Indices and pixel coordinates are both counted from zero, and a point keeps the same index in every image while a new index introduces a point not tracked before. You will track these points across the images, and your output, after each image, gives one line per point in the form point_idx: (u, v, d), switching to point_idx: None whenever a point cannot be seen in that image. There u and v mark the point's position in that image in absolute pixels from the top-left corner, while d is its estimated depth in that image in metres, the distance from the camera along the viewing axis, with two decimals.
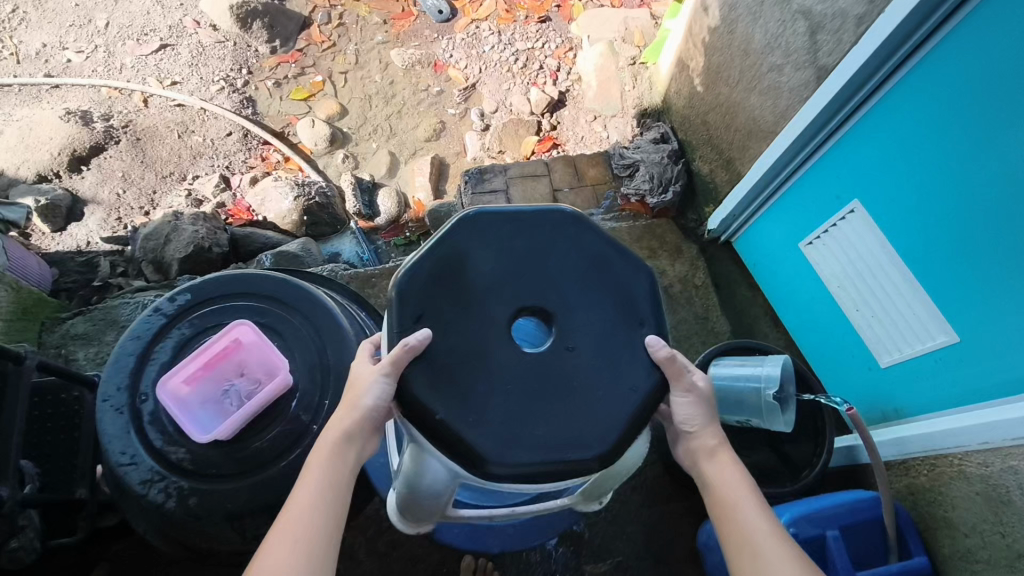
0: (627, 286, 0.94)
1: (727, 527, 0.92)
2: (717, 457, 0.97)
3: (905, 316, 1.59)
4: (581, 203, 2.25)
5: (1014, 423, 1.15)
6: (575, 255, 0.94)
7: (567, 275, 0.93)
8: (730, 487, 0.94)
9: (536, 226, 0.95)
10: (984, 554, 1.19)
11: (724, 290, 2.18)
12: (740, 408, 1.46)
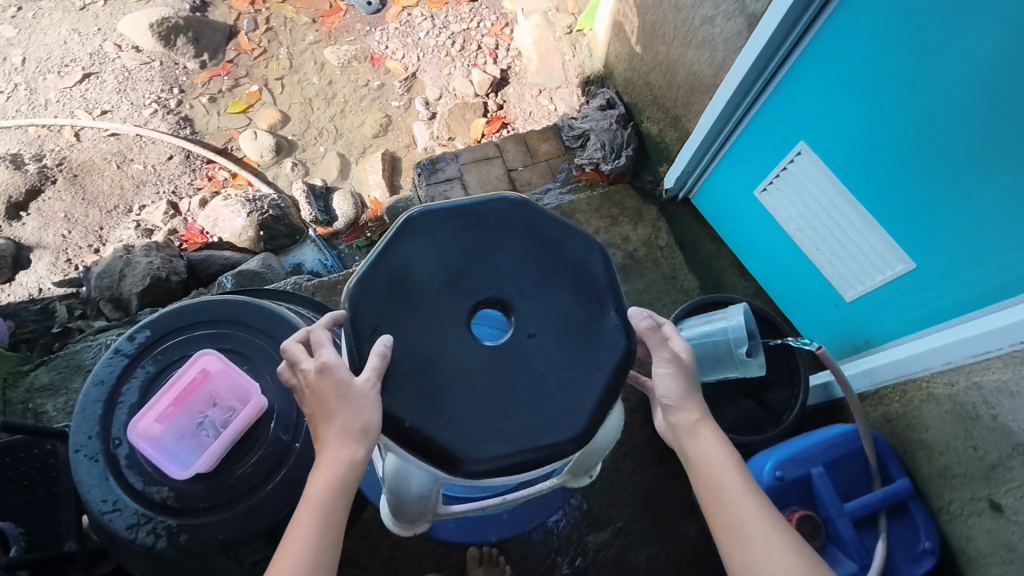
0: (581, 266, 0.95)
1: (708, 497, 0.93)
2: (698, 430, 0.97)
3: (862, 249, 1.63)
4: (537, 180, 2.24)
5: (972, 340, 1.18)
6: (523, 243, 0.94)
7: (519, 263, 0.93)
8: (713, 458, 0.95)
9: (482, 219, 0.94)
10: (960, 469, 1.26)
11: (689, 247, 2.19)
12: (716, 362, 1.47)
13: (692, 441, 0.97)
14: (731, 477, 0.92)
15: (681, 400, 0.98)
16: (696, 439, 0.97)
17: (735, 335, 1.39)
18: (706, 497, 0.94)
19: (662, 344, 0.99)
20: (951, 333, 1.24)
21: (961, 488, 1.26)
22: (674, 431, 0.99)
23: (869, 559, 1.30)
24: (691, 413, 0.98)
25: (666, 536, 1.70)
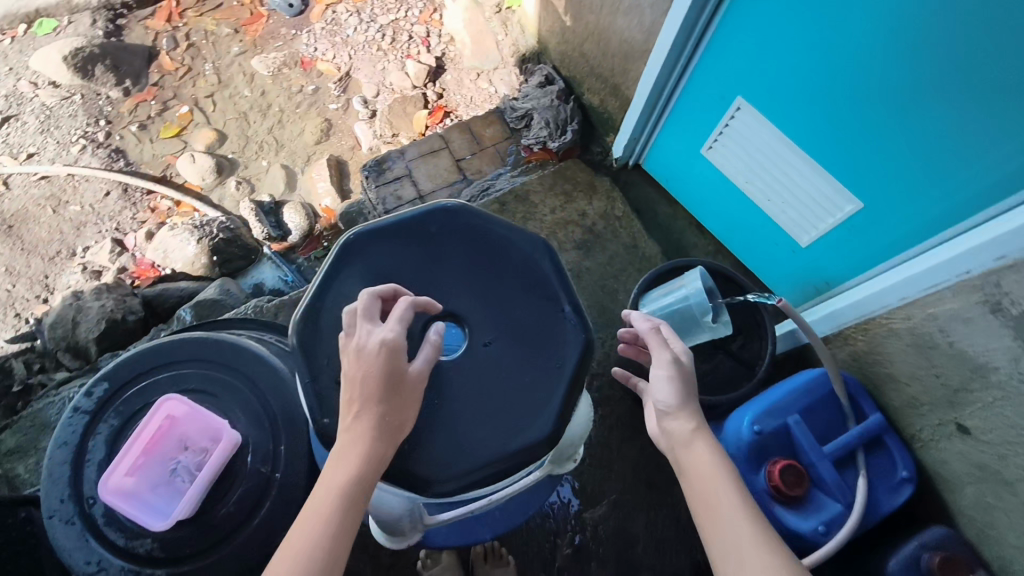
0: (523, 266, 1.07)
1: (700, 505, 0.95)
2: (695, 442, 1.01)
3: (810, 196, 1.67)
4: (487, 167, 2.21)
5: (922, 274, 1.20)
6: (461, 254, 1.06)
7: (458, 274, 1.06)
8: (706, 466, 0.97)
9: (421, 231, 1.07)
10: (926, 396, 1.30)
11: (647, 213, 2.20)
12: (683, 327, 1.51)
13: (687, 452, 1.01)
14: (722, 487, 0.95)
15: (677, 409, 1.05)
16: (691, 449, 1.01)
17: (698, 298, 1.44)
18: (697, 506, 0.96)
19: (663, 348, 1.12)
20: (904, 269, 1.26)
21: (931, 414, 1.31)
22: (671, 438, 1.04)
23: (852, 496, 1.35)
24: (686, 424, 1.03)
25: (661, 500, 1.74)
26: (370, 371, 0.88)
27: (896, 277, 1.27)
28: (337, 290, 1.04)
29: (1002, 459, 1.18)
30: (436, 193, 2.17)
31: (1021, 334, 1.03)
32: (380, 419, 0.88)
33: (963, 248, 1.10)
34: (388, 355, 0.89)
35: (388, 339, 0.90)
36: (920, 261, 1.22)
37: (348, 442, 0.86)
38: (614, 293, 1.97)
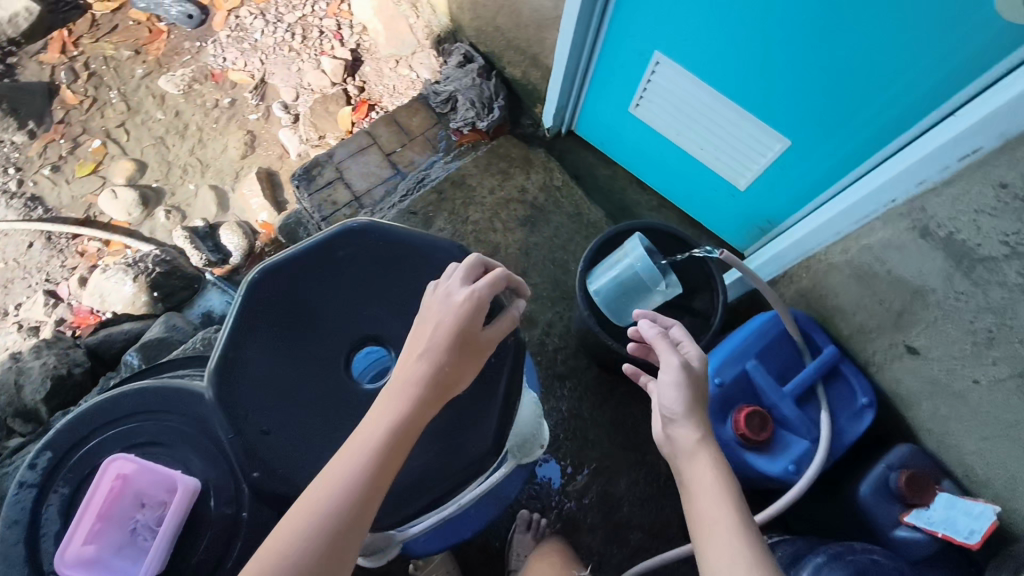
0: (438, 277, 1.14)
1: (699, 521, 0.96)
2: (699, 455, 1.02)
3: (738, 141, 1.67)
4: (419, 156, 2.16)
5: (852, 209, 1.20)
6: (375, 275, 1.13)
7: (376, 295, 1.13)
8: (708, 482, 0.98)
9: (333, 257, 1.13)
10: (874, 324, 1.32)
11: (587, 178, 2.18)
12: (632, 295, 1.51)
13: (690, 463, 1.02)
14: (718, 501, 0.96)
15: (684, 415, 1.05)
16: (696, 459, 1.01)
17: (641, 264, 1.44)
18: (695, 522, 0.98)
19: (671, 351, 1.12)
20: (836, 202, 1.26)
21: (880, 340, 1.33)
22: (675, 445, 1.05)
23: (816, 431, 1.38)
24: (693, 435, 1.04)
25: (639, 460, 1.76)
26: (447, 324, 0.98)
27: (828, 213, 1.28)
28: (251, 335, 1.07)
29: (951, 374, 1.21)
30: (372, 191, 2.11)
31: (951, 255, 1.05)
32: (430, 373, 0.96)
33: (885, 176, 1.11)
34: (470, 309, 0.98)
35: (476, 292, 0.99)
36: (849, 192, 1.22)
37: (408, 383, 0.95)
38: (564, 264, 1.96)
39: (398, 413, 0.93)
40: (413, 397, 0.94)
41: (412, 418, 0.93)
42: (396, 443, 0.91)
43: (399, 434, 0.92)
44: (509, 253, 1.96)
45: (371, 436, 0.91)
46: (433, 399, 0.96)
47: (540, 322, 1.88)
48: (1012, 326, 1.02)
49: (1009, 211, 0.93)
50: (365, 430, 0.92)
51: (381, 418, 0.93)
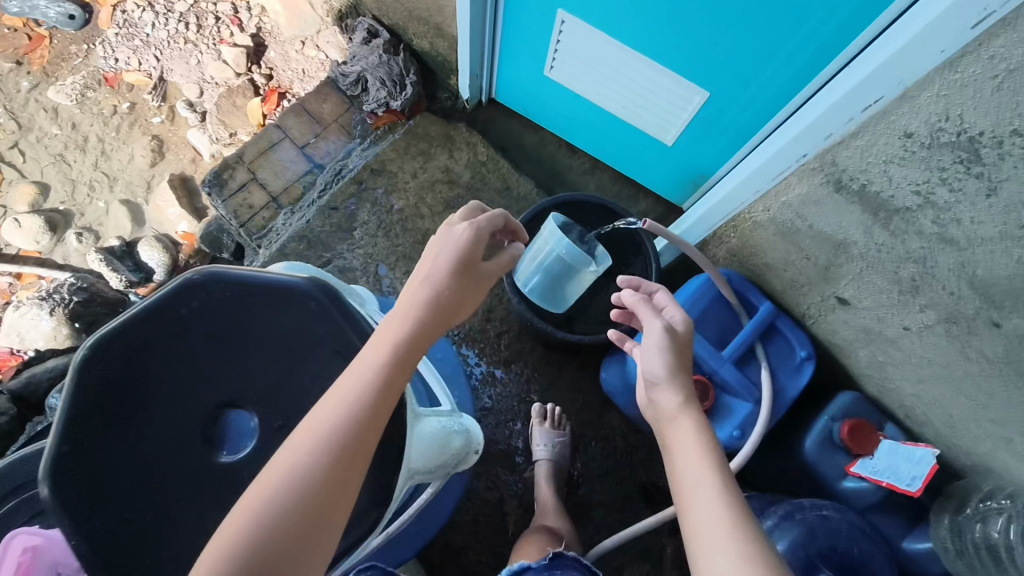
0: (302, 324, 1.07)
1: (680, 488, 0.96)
2: (677, 424, 1.03)
3: (657, 96, 1.59)
4: (335, 146, 2.05)
5: (767, 167, 1.13)
6: (229, 329, 1.05)
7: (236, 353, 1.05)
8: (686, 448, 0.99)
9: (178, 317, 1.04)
10: (803, 280, 1.28)
11: (514, 147, 2.08)
12: (563, 277, 1.44)
13: (672, 425, 1.05)
14: (694, 462, 0.96)
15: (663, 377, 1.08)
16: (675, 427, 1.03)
17: (563, 249, 1.36)
18: (678, 487, 0.98)
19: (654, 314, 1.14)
20: (753, 155, 1.19)
21: (811, 295, 1.31)
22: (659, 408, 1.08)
23: (758, 392, 1.35)
24: (674, 398, 1.06)
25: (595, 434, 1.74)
26: (446, 257, 1.01)
27: (745, 170, 1.20)
28: (100, 412, 0.99)
29: (880, 322, 1.19)
30: (289, 189, 2.00)
31: (867, 208, 0.99)
32: (432, 302, 0.98)
33: (793, 127, 1.03)
34: (469, 242, 1.02)
35: (478, 227, 1.04)
36: (765, 144, 1.15)
37: (413, 303, 0.97)
38: None
39: (402, 337, 0.94)
40: (419, 318, 0.96)
41: (417, 340, 0.95)
42: (396, 373, 0.92)
43: (402, 358, 0.93)
44: None
45: (376, 357, 0.92)
46: (436, 321, 0.98)
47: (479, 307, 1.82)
48: (933, 275, 0.99)
49: (917, 161, 0.86)
50: (369, 351, 0.93)
51: (383, 343, 0.94)
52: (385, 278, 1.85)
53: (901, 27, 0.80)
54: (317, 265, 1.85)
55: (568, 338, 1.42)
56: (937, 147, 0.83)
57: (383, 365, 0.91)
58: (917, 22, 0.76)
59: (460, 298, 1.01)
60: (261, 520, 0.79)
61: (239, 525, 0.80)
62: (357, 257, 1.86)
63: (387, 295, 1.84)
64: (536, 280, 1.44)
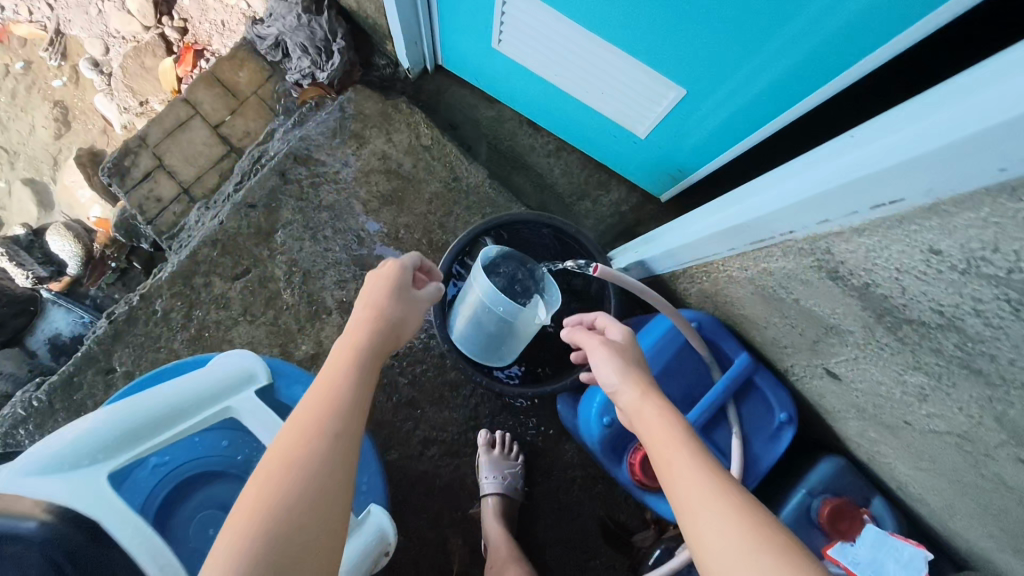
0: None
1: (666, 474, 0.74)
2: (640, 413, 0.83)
3: (624, 87, 1.29)
4: (254, 125, 1.75)
5: (743, 229, 0.87)
6: None
7: None
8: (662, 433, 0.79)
9: None
10: (787, 342, 1.06)
11: (467, 124, 1.77)
12: (502, 333, 1.22)
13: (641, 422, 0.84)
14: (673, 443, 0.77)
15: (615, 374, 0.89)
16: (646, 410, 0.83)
17: (501, 305, 1.14)
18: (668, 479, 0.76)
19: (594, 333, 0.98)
20: (725, 201, 0.96)
21: (795, 355, 1.08)
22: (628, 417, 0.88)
23: (726, 462, 1.17)
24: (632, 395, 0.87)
25: (549, 464, 1.60)
26: (388, 279, 1.03)
27: (712, 227, 0.96)
28: None
29: (877, 407, 0.97)
30: (203, 178, 1.72)
31: (869, 307, 0.75)
32: (373, 319, 0.96)
33: (771, 196, 0.80)
34: (402, 272, 1.05)
35: (407, 263, 1.08)
36: (739, 192, 0.93)
37: (363, 314, 0.97)
38: (443, 246, 1.64)
39: (363, 340, 0.92)
40: (372, 326, 0.96)
41: (379, 344, 0.95)
42: (365, 376, 0.90)
43: (368, 359, 0.91)
44: (375, 243, 1.62)
45: (343, 360, 0.89)
46: (387, 334, 0.97)
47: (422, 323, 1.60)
48: (949, 392, 0.76)
49: (942, 280, 0.61)
50: (333, 358, 0.90)
51: (346, 349, 0.91)
52: (312, 289, 1.60)
53: (912, 121, 0.57)
54: (234, 275, 1.60)
55: (510, 392, 1.22)
56: (971, 276, 0.57)
57: (353, 367, 0.89)
58: (940, 133, 0.53)
59: (406, 313, 1.02)
60: (275, 519, 0.70)
61: (231, 546, 0.68)
62: (279, 264, 1.61)
63: (315, 310, 1.60)
64: (471, 331, 1.23)
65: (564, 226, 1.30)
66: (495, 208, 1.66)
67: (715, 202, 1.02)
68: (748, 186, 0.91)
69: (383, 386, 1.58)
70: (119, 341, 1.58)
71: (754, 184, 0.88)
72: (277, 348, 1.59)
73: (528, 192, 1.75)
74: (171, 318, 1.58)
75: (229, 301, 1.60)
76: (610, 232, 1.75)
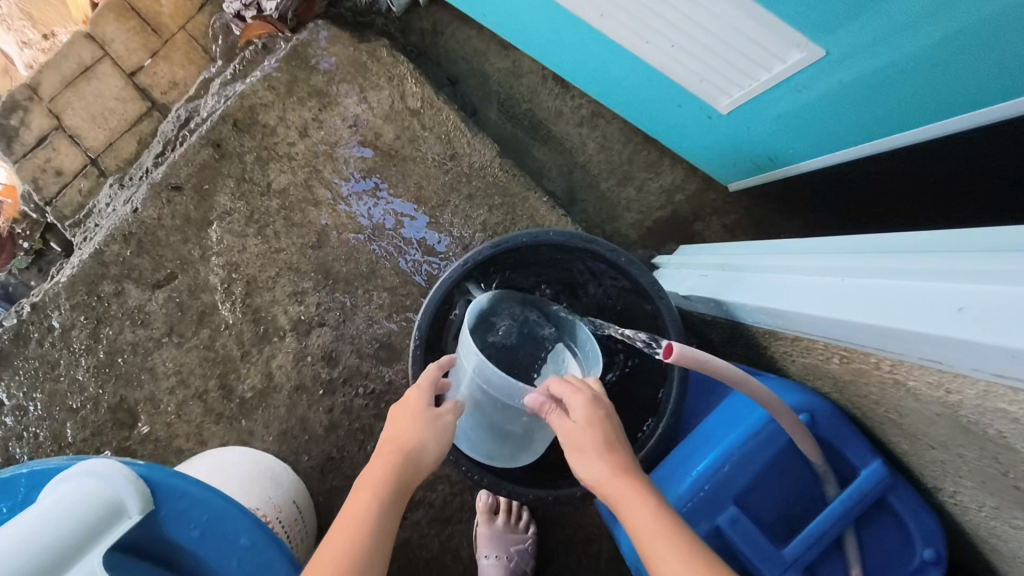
0: None
1: None
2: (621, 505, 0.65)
3: (713, 45, 0.84)
4: (183, 73, 1.37)
5: (981, 351, 0.48)
6: None
7: None
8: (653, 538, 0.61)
9: None
10: (972, 476, 0.67)
11: (468, 79, 1.32)
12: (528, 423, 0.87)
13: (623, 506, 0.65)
14: (668, 546, 0.60)
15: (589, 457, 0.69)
16: (625, 501, 0.65)
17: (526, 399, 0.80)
18: None
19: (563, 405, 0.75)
20: (881, 278, 0.63)
21: (979, 490, 0.68)
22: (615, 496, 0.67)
23: None
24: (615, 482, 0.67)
25: (569, 537, 1.23)
26: (411, 399, 0.79)
27: (868, 313, 0.61)
28: None
29: None
30: (115, 145, 1.34)
31: None
32: (396, 451, 0.73)
33: (992, 316, 0.47)
34: (428, 389, 0.80)
35: (426, 386, 0.80)
36: (906, 279, 0.60)
37: (384, 443, 0.75)
38: (435, 248, 1.21)
39: (378, 478, 0.70)
40: (392, 458, 0.72)
41: (401, 480, 0.71)
42: (388, 520, 0.68)
43: (389, 500, 0.69)
44: (344, 241, 1.20)
45: (359, 505, 0.68)
46: (416, 465, 0.73)
47: (405, 352, 1.21)
48: None
49: None
50: (350, 500, 0.69)
51: (362, 487, 0.70)
52: (258, 303, 1.19)
53: None
54: (155, 282, 1.18)
55: (523, 494, 0.89)
56: None
57: (370, 513, 0.67)
58: None
59: (429, 434, 0.76)
60: None
61: None
62: (214, 268, 1.19)
63: (262, 331, 1.19)
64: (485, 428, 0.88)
65: (614, 256, 0.89)
66: (507, 196, 1.22)
67: (851, 270, 0.69)
68: (930, 268, 0.58)
69: (353, 434, 1.19)
70: (3, 366, 1.17)
71: (944, 267, 0.56)
72: (213, 380, 1.19)
73: (550, 173, 1.32)
74: (72, 338, 1.18)
75: (148, 316, 1.19)
76: (658, 231, 1.31)
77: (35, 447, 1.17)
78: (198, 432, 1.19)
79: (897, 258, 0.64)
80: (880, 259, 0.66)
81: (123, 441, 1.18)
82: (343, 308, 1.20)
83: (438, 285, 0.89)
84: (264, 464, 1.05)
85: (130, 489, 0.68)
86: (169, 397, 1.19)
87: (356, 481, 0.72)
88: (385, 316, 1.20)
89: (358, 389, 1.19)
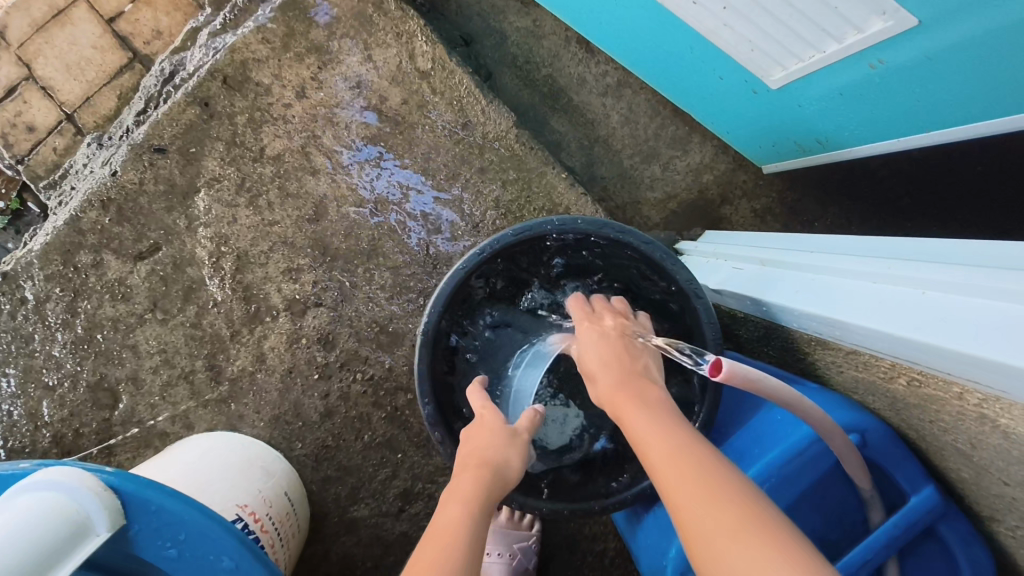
0: None
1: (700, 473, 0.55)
2: (623, 413, 0.66)
3: (774, 6, 0.72)
4: (167, 22, 1.25)
5: None
6: None
7: None
8: (652, 432, 0.61)
9: None
10: None
11: (482, 41, 1.21)
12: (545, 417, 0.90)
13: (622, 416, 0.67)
14: (665, 436, 0.60)
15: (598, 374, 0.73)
16: (625, 408, 0.67)
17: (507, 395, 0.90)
18: (684, 467, 0.56)
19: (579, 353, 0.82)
20: (967, 295, 0.56)
21: None
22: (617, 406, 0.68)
23: None
24: (620, 390, 0.69)
25: (574, 535, 1.16)
26: (483, 421, 0.77)
27: (951, 338, 0.53)
28: None
29: None
30: (93, 99, 1.24)
31: None
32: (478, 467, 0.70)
33: None
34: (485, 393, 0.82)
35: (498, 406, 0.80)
36: (992, 299, 0.53)
37: (465, 461, 0.72)
38: (442, 225, 1.11)
39: (463, 490, 0.66)
40: (477, 471, 0.69)
41: (489, 488, 0.67)
42: (480, 526, 0.62)
43: (478, 509, 0.64)
44: (344, 215, 1.10)
45: (451, 516, 0.62)
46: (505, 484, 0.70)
47: (407, 336, 1.12)
48: None
49: None
50: (437, 514, 0.64)
51: (450, 501, 0.65)
52: (249, 280, 1.10)
53: None
54: (137, 253, 1.09)
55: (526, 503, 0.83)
56: None
57: (463, 520, 0.62)
58: None
59: (511, 450, 0.73)
60: None
61: None
62: (201, 240, 1.09)
63: (254, 310, 1.10)
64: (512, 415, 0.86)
65: (650, 250, 0.80)
66: (522, 171, 1.12)
67: (924, 279, 0.61)
68: None
69: (350, 422, 1.11)
70: None
71: None
72: (200, 360, 1.10)
73: (570, 146, 1.22)
74: (47, 311, 1.08)
75: (129, 289, 1.09)
76: (684, 213, 1.22)
77: (9, 426, 1.08)
78: (184, 416, 1.10)
79: (990, 271, 0.55)
80: (967, 269, 0.58)
81: (104, 423, 1.09)
82: (342, 288, 1.11)
83: (449, 276, 0.81)
84: (256, 454, 0.98)
85: (95, 503, 0.60)
86: (153, 377, 1.10)
87: (444, 493, 0.67)
88: (387, 297, 1.11)
89: (356, 375, 1.11)
